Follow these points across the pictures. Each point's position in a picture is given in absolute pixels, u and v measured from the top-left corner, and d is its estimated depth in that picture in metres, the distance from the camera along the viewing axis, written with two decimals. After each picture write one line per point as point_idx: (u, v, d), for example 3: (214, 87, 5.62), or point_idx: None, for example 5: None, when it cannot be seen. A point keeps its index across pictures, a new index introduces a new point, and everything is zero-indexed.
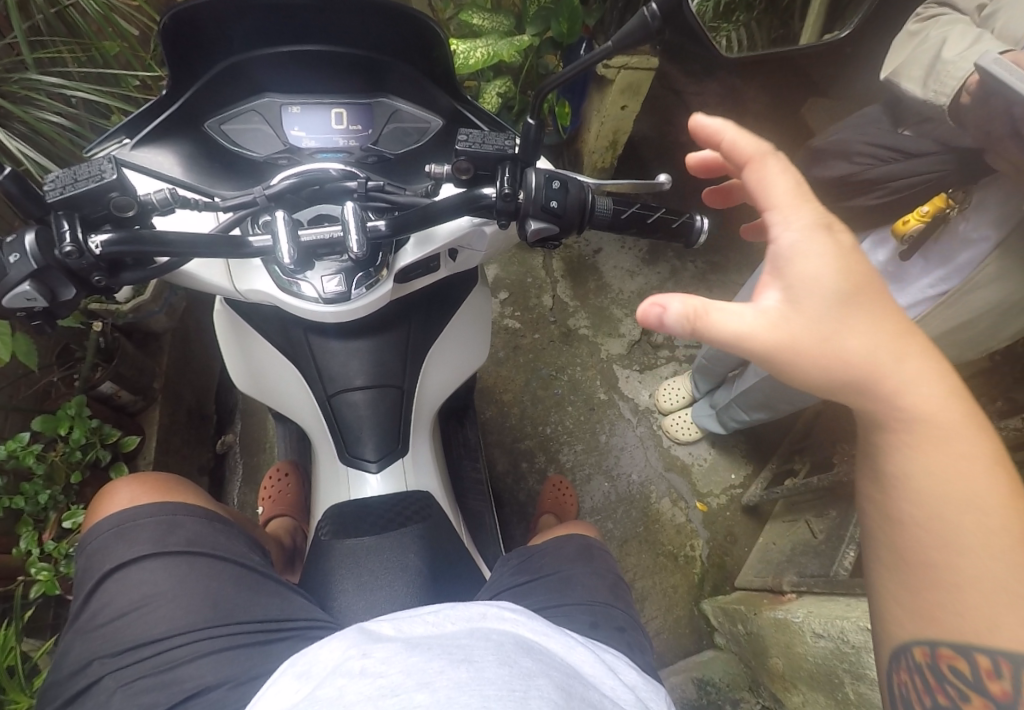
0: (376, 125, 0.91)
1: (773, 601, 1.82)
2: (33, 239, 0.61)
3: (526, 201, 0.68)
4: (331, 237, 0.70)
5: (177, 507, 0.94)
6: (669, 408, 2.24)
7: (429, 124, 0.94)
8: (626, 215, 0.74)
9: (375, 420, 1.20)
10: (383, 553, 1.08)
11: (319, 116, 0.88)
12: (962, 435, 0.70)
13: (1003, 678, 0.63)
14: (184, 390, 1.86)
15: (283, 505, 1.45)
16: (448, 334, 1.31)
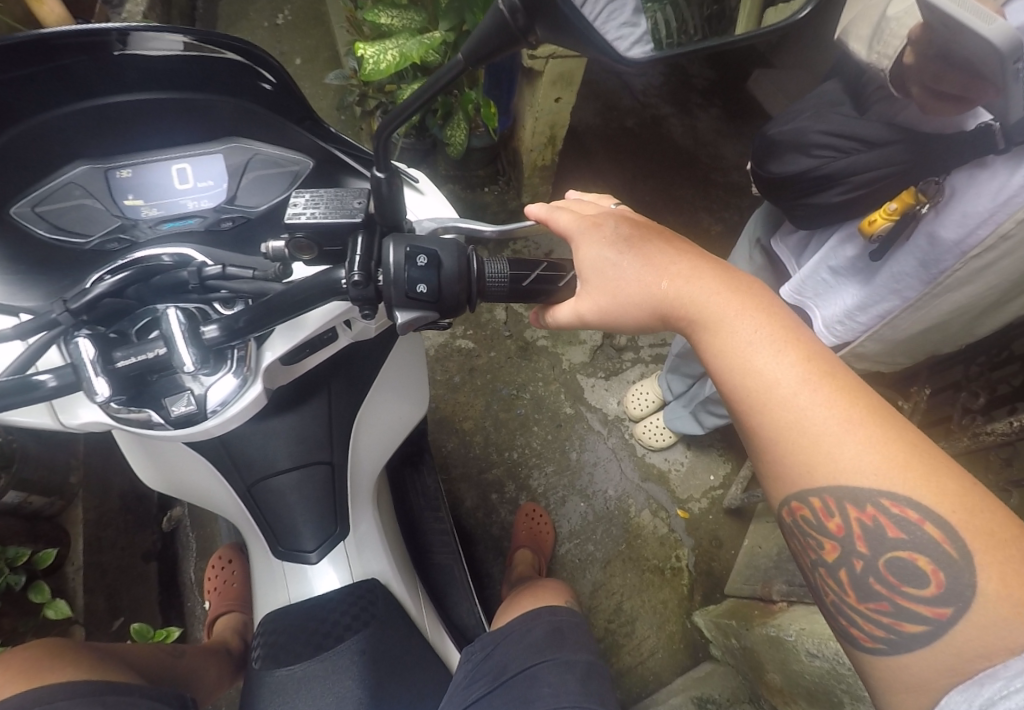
0: (231, 175, 0.76)
1: (764, 612, 1.73)
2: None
3: (386, 285, 0.55)
4: (155, 357, 0.58)
5: (50, 692, 0.76)
6: (638, 415, 2.13)
7: (297, 168, 0.79)
8: (528, 282, 0.63)
9: (305, 503, 1.04)
10: (323, 682, 0.93)
11: (157, 176, 0.73)
12: (733, 304, 0.69)
13: (835, 513, 0.60)
14: (112, 476, 1.67)
15: (229, 601, 1.35)
16: (378, 387, 1.12)
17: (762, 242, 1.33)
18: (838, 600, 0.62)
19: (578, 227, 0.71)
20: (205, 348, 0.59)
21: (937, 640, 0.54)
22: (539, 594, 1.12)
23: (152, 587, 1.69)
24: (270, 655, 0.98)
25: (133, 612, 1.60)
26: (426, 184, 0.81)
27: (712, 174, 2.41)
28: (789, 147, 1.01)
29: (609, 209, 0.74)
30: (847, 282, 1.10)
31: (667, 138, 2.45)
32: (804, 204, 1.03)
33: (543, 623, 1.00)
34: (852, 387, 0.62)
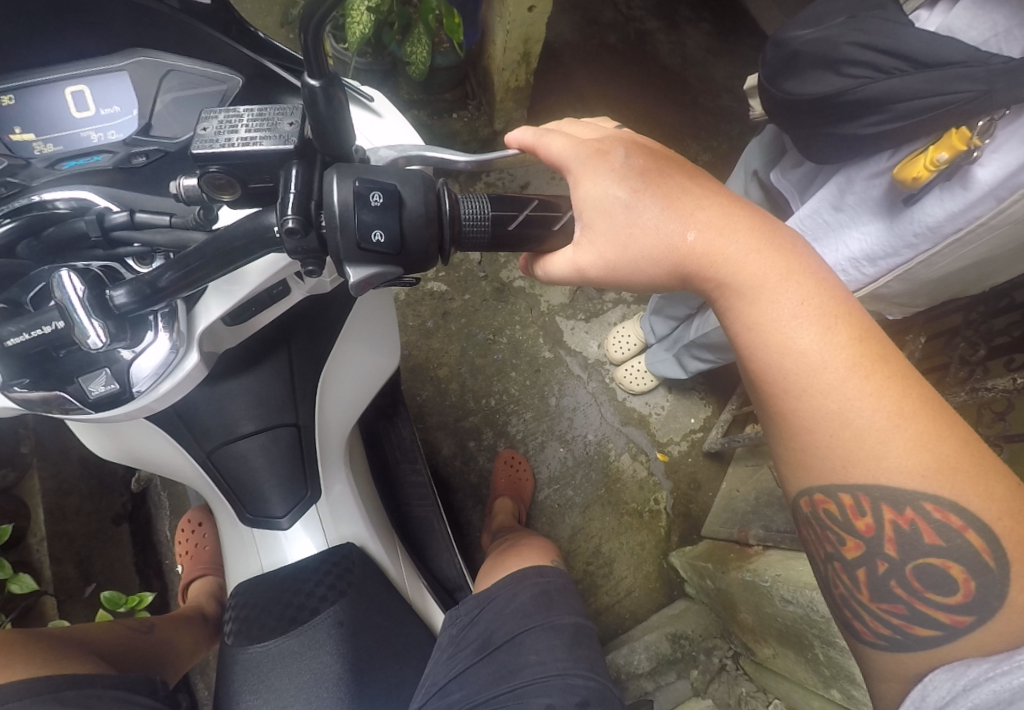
0: (143, 99, 0.63)
1: (740, 555, 1.74)
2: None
3: (329, 231, 0.44)
4: (54, 332, 0.50)
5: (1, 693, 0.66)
6: (620, 358, 2.07)
7: (221, 89, 0.65)
8: (514, 225, 0.52)
9: (271, 466, 0.96)
10: (299, 660, 0.88)
11: (46, 103, 0.59)
12: (781, 276, 0.64)
13: (866, 513, 0.61)
14: (67, 441, 1.56)
15: (202, 565, 1.30)
16: (346, 340, 1.02)
17: (761, 173, 1.24)
18: (849, 594, 0.64)
19: (578, 156, 0.63)
20: (115, 317, 0.50)
21: (947, 645, 0.58)
22: (523, 552, 1.06)
23: (123, 550, 1.63)
24: (246, 630, 0.93)
25: (105, 575, 1.55)
26: (383, 104, 0.69)
27: (700, 98, 2.25)
28: (816, 64, 0.89)
29: (613, 132, 0.66)
30: (854, 221, 1.02)
31: (652, 58, 2.27)
32: (828, 133, 0.92)
33: (531, 583, 0.92)
34: (902, 380, 0.61)
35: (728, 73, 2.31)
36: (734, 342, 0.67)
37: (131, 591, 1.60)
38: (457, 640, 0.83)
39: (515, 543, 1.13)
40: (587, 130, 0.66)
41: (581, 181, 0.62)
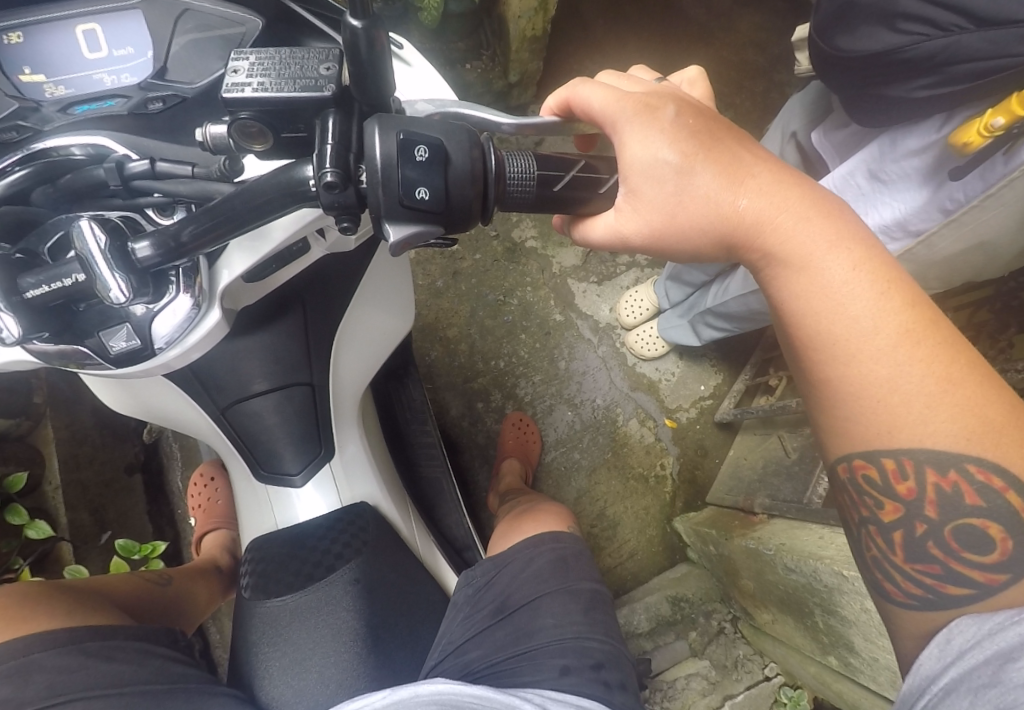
0: (159, 40, 0.59)
1: (744, 523, 1.76)
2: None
3: (370, 187, 0.42)
4: (74, 285, 0.49)
5: (28, 644, 0.67)
6: (631, 323, 2.04)
7: (238, 32, 0.61)
8: (559, 187, 0.50)
9: (286, 426, 0.96)
10: (317, 615, 0.90)
11: (55, 42, 0.56)
12: (831, 242, 0.62)
13: (908, 477, 0.60)
14: (76, 392, 1.56)
15: (217, 519, 1.31)
16: (361, 298, 1.00)
17: (799, 136, 1.20)
18: (882, 557, 0.64)
19: (623, 110, 0.59)
20: (138, 270, 0.48)
21: (977, 602, 0.58)
22: (541, 514, 1.07)
23: (138, 498, 1.65)
24: (260, 584, 0.93)
25: (119, 525, 1.57)
26: (413, 52, 0.65)
27: (722, 51, 2.17)
28: (871, 17, 0.83)
29: (660, 88, 0.62)
30: (891, 187, 0.99)
31: (676, 8, 2.17)
32: (881, 94, 0.88)
33: (548, 548, 0.92)
34: (951, 346, 0.60)
35: (754, 24, 2.21)
36: (779, 311, 0.66)
37: (144, 539, 1.63)
38: (473, 601, 0.85)
39: (531, 507, 1.14)
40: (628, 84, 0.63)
41: (629, 141, 0.59)
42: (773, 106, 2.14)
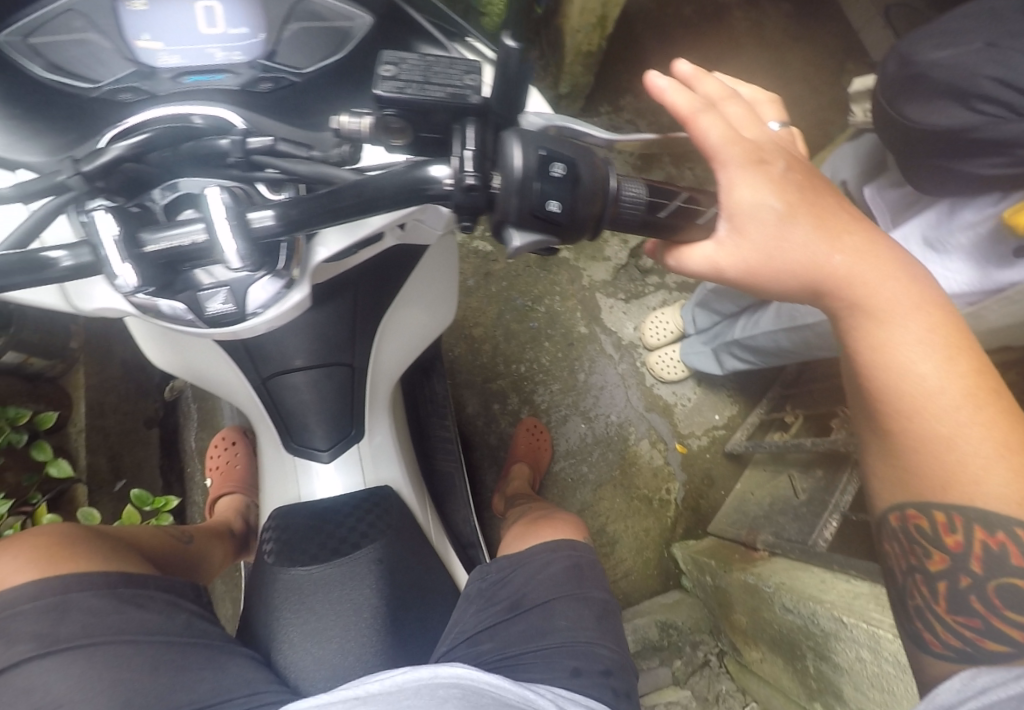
0: (272, 23, 0.60)
1: (744, 557, 1.77)
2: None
3: (504, 195, 0.44)
4: (187, 246, 0.50)
5: (67, 583, 0.70)
6: (654, 344, 2.07)
7: (346, 27, 0.64)
8: (666, 213, 0.52)
9: (323, 403, 0.98)
10: (341, 589, 0.92)
11: (176, 13, 0.57)
12: (912, 305, 0.65)
13: (957, 531, 0.64)
14: (110, 343, 1.59)
15: (233, 483, 1.34)
16: (409, 292, 1.03)
17: (849, 185, 1.21)
18: (926, 606, 0.68)
19: (739, 155, 0.57)
20: (251, 240, 0.50)
21: (1016, 660, 0.60)
22: (556, 522, 1.08)
23: (152, 453, 1.68)
24: (285, 551, 0.95)
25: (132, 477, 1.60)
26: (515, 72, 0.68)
27: (773, 87, 2.19)
28: (940, 91, 0.86)
29: (773, 137, 0.62)
30: (941, 257, 1.00)
31: (731, 39, 2.19)
32: (942, 166, 0.90)
33: (565, 554, 0.94)
34: (1013, 414, 0.62)
35: (806, 63, 2.22)
36: (853, 363, 0.69)
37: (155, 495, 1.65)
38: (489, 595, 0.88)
39: (545, 514, 1.15)
40: (745, 120, 0.59)
41: (737, 184, 0.58)
42: (817, 146, 2.16)
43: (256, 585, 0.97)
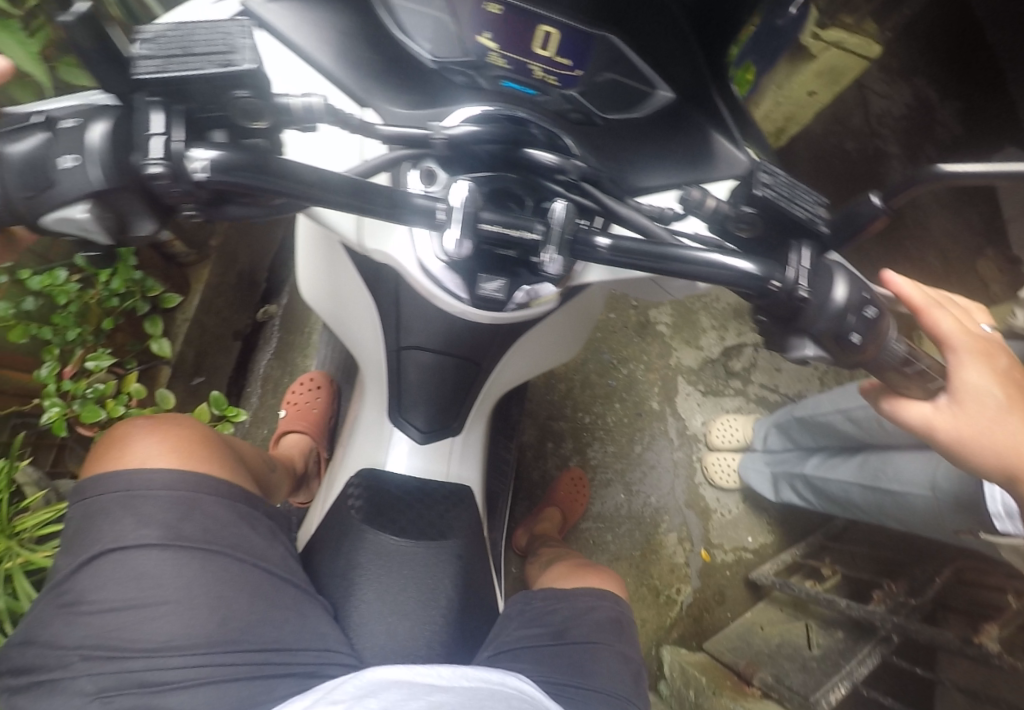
0: (594, 66, 0.55)
1: (736, 686, 1.73)
2: (114, 129, 0.42)
3: (810, 309, 0.47)
4: (517, 238, 0.45)
5: (199, 483, 0.77)
6: (717, 445, 2.06)
7: (650, 95, 0.60)
8: (913, 368, 0.53)
9: (435, 387, 0.96)
10: (418, 571, 0.88)
11: (522, 23, 0.50)
12: None
13: None
14: (238, 251, 1.68)
15: (304, 422, 1.37)
16: (546, 327, 1.00)
17: None
18: None
19: (967, 342, 0.61)
20: (589, 255, 0.45)
21: None
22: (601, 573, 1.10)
23: (230, 362, 1.74)
24: (374, 517, 0.93)
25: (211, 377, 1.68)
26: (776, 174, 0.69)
27: None
28: None
29: (992, 338, 0.66)
30: None
31: None
32: None
33: (611, 604, 0.96)
34: None
35: None
36: None
37: None
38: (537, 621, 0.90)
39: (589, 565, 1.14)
40: (959, 311, 0.63)
41: (966, 369, 0.62)
42: None
43: (330, 542, 0.95)
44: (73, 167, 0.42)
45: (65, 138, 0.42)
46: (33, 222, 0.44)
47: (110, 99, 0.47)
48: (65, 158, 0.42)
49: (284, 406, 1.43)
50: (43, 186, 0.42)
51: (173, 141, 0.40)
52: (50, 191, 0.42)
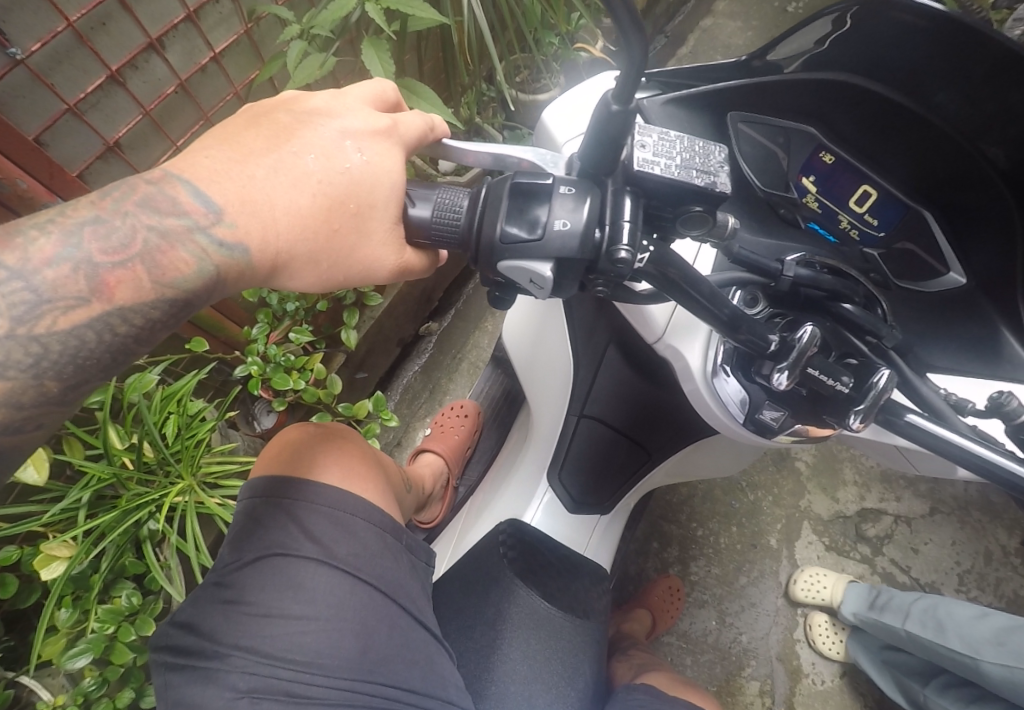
0: (899, 230, 0.55)
1: None
2: (595, 203, 0.37)
3: None
4: (827, 389, 0.44)
5: (372, 512, 0.74)
6: (832, 654, 1.37)
7: (939, 274, 0.56)
8: None
9: (600, 462, 0.89)
10: (548, 643, 0.82)
11: (847, 177, 0.55)
12: None
13: None
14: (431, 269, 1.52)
15: (444, 447, 1.31)
16: (729, 446, 0.87)
17: None
18: None
19: None
20: (886, 421, 0.47)
21: None
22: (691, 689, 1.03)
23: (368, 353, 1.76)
24: (527, 570, 0.85)
25: (372, 378, 1.49)
26: None
27: None
28: None
29: None
30: None
31: None
32: None
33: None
34: None
35: None
36: None
37: None
38: None
39: (677, 678, 1.06)
40: None
41: None
42: None
43: (469, 579, 0.86)
44: (556, 232, 0.37)
45: (540, 194, 0.39)
46: (471, 265, 0.42)
47: (563, 163, 0.44)
48: (531, 215, 0.38)
49: (433, 426, 1.39)
50: (492, 236, 0.39)
51: (626, 221, 0.36)
52: (506, 244, 0.38)
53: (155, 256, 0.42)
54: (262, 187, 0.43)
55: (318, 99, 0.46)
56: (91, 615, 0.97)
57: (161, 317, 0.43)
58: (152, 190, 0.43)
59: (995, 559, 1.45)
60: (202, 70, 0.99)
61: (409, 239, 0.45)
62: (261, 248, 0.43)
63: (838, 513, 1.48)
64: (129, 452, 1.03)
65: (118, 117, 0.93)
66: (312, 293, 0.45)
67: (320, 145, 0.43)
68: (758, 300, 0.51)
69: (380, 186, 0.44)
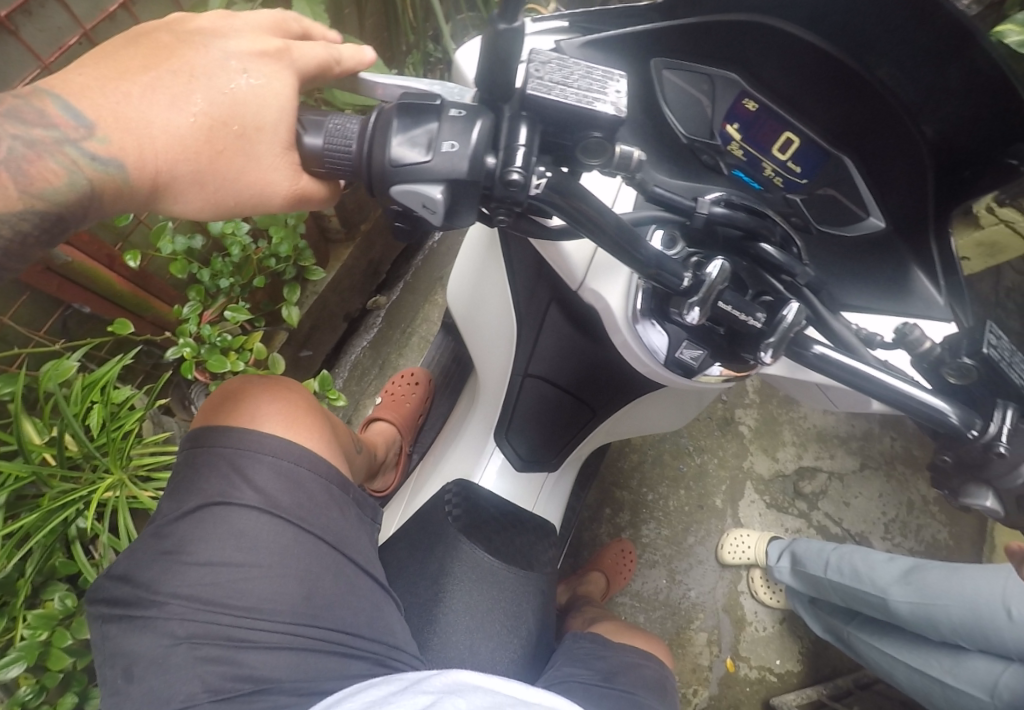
0: (822, 175, 0.58)
1: None
2: (486, 127, 0.37)
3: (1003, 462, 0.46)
4: (742, 324, 0.46)
5: (318, 460, 0.72)
6: (772, 604, 1.45)
7: (859, 219, 0.60)
8: None
9: (545, 420, 0.90)
10: (495, 597, 0.83)
11: (767, 122, 0.56)
12: None
13: None
14: (378, 240, 1.49)
15: (394, 413, 1.30)
16: (662, 398, 0.88)
17: None
18: None
19: None
20: (799, 351, 0.49)
21: None
22: (639, 638, 1.07)
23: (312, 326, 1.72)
24: (472, 527, 0.86)
25: (317, 356, 1.46)
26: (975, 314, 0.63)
27: None
28: None
29: None
30: None
31: None
32: None
33: (656, 666, 0.97)
34: None
35: None
36: None
37: None
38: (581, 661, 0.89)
39: (629, 628, 1.11)
40: None
41: None
42: None
43: (412, 539, 0.87)
44: (444, 154, 0.37)
45: (429, 112, 0.39)
46: (368, 194, 0.41)
47: (470, 97, 0.43)
48: (418, 139, 0.38)
49: (383, 396, 1.38)
50: (383, 161, 0.38)
51: (520, 144, 0.37)
52: (395, 167, 0.38)
53: (22, 165, 0.42)
54: (136, 105, 0.42)
55: (205, 19, 0.44)
56: (21, 622, 0.93)
57: (33, 230, 0.43)
58: (20, 103, 0.44)
59: (915, 507, 1.55)
60: (109, 19, 0.93)
61: (304, 165, 0.43)
62: (137, 164, 0.42)
63: (778, 471, 1.55)
64: (48, 448, 0.99)
65: (11, 72, 0.87)
66: (201, 216, 0.43)
67: (202, 65, 0.42)
68: (677, 240, 0.52)
69: (267, 110, 0.42)
